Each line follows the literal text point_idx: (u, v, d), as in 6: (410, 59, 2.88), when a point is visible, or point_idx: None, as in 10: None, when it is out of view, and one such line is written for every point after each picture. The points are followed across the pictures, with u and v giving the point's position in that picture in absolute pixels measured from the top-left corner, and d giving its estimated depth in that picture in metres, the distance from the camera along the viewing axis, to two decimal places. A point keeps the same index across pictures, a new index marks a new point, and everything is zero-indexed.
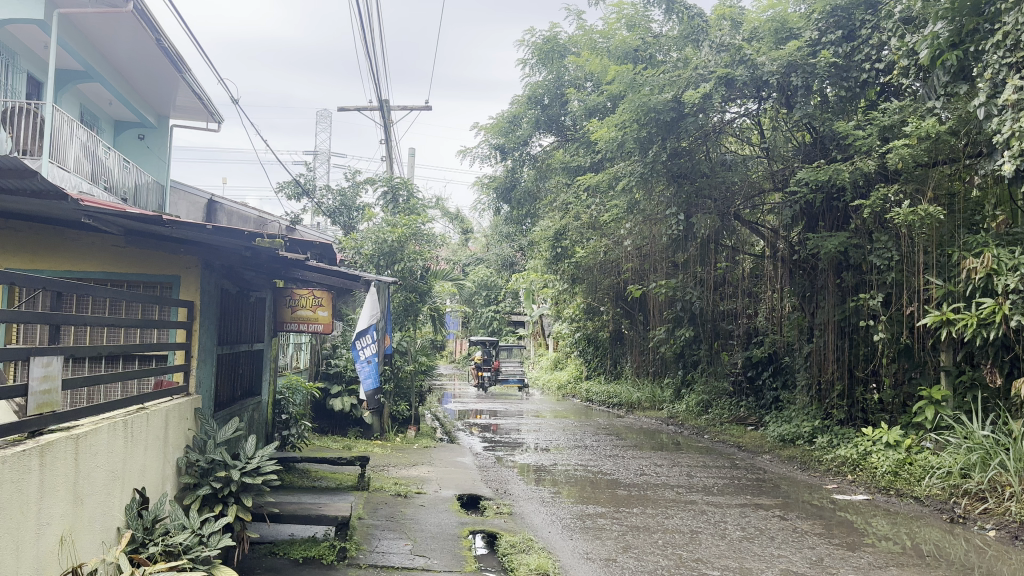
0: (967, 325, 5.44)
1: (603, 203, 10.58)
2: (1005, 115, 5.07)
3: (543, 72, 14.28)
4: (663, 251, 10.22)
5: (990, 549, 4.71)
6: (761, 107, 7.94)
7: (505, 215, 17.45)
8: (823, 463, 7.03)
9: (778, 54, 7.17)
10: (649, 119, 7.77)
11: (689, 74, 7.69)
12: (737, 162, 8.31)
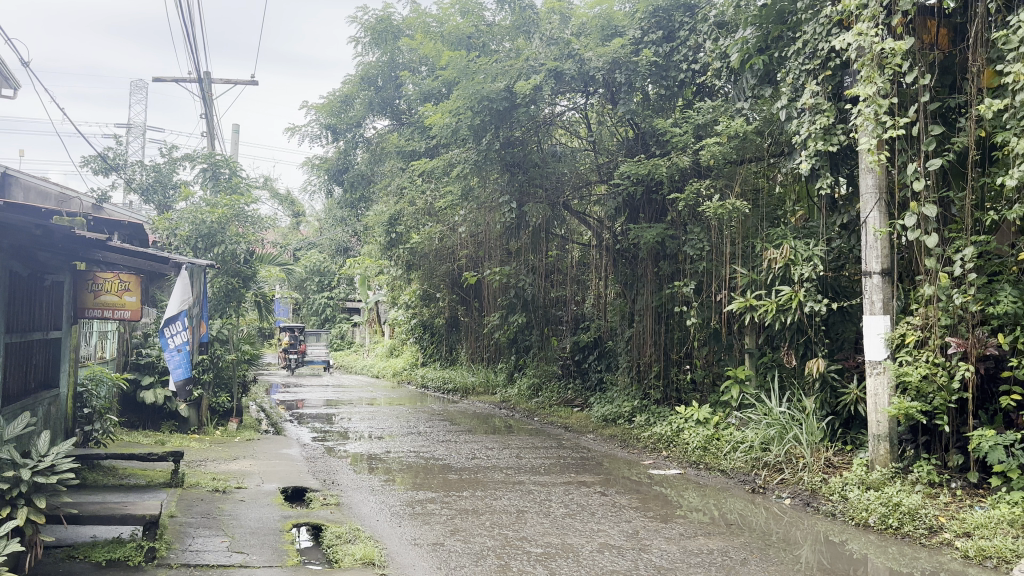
0: (768, 311, 6.15)
1: (438, 188, 11.08)
2: (804, 117, 5.65)
3: (375, 54, 15.19)
4: (498, 238, 10.85)
5: (785, 516, 5.28)
6: (588, 102, 8.50)
7: (337, 199, 17.55)
8: (641, 441, 7.50)
9: (603, 51, 7.66)
10: (480, 106, 7.99)
11: (521, 65, 8.03)
12: (563, 154, 9.10)
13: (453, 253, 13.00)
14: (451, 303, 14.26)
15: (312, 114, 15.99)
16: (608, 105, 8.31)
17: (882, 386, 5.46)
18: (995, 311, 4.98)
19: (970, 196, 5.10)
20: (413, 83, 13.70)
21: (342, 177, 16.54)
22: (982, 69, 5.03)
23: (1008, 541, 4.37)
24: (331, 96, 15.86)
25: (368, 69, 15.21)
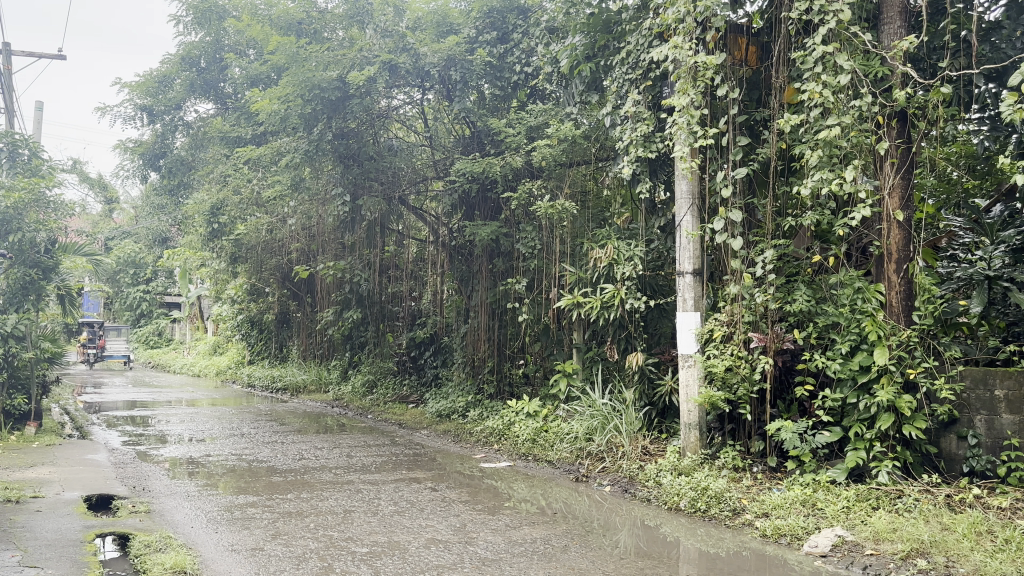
0: (593, 307, 6.48)
1: (268, 177, 10.80)
2: (627, 124, 5.92)
3: (199, 33, 14.57)
4: (333, 233, 10.79)
5: (606, 503, 5.53)
6: (424, 97, 8.68)
7: (155, 185, 16.78)
8: (473, 435, 7.58)
9: (438, 48, 7.77)
10: (310, 94, 8.01)
11: (354, 55, 8.03)
12: (402, 148, 9.00)
13: (285, 245, 12.53)
14: (281, 297, 13.82)
15: (125, 94, 15.16)
16: (445, 101, 8.43)
17: (693, 378, 5.85)
18: (791, 309, 5.48)
19: (771, 203, 5.57)
20: (238, 66, 13.37)
21: (159, 162, 15.90)
22: (784, 86, 5.45)
23: (800, 519, 4.83)
24: (147, 74, 15.06)
25: (190, 49, 14.53)
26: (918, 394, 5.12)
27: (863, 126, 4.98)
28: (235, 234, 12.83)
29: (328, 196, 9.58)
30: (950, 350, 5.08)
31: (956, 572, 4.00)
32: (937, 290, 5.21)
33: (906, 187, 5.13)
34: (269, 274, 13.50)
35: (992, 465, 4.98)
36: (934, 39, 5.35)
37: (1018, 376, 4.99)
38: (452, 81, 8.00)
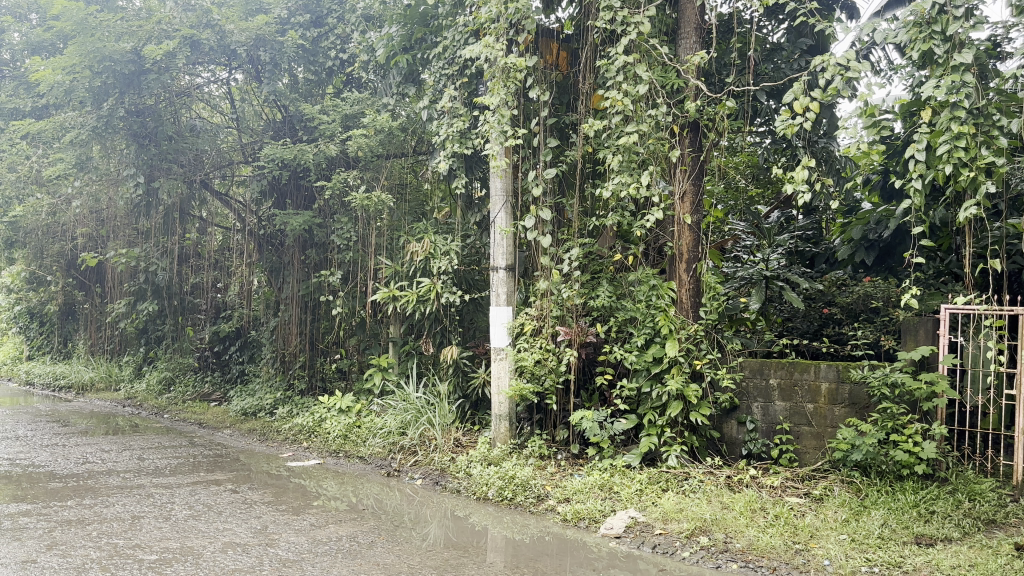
0: (409, 301, 6.42)
1: (53, 154, 9.88)
2: (444, 119, 5.95)
3: None
4: (128, 217, 10.39)
5: (417, 496, 5.51)
6: (231, 77, 8.90)
7: None
8: (281, 433, 7.27)
9: (247, 26, 8.01)
10: (100, 66, 7.81)
11: (152, 27, 7.96)
12: (204, 130, 9.09)
13: (74, 230, 11.71)
14: (66, 287, 12.79)
15: None
16: (253, 83, 8.63)
17: (504, 370, 5.96)
18: (593, 304, 5.79)
19: (578, 203, 5.79)
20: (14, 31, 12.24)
21: None
22: (590, 91, 5.69)
23: (598, 503, 5.06)
24: None
25: None
26: (703, 383, 5.55)
27: (659, 134, 5.32)
28: (11, 216, 11.64)
29: (120, 177, 9.20)
30: (731, 342, 5.60)
31: (733, 547, 4.39)
32: (722, 288, 5.61)
33: (697, 192, 5.61)
34: (52, 261, 12.59)
35: (767, 447, 5.48)
36: (723, 55, 5.77)
37: (787, 366, 5.46)
38: (262, 62, 8.21)
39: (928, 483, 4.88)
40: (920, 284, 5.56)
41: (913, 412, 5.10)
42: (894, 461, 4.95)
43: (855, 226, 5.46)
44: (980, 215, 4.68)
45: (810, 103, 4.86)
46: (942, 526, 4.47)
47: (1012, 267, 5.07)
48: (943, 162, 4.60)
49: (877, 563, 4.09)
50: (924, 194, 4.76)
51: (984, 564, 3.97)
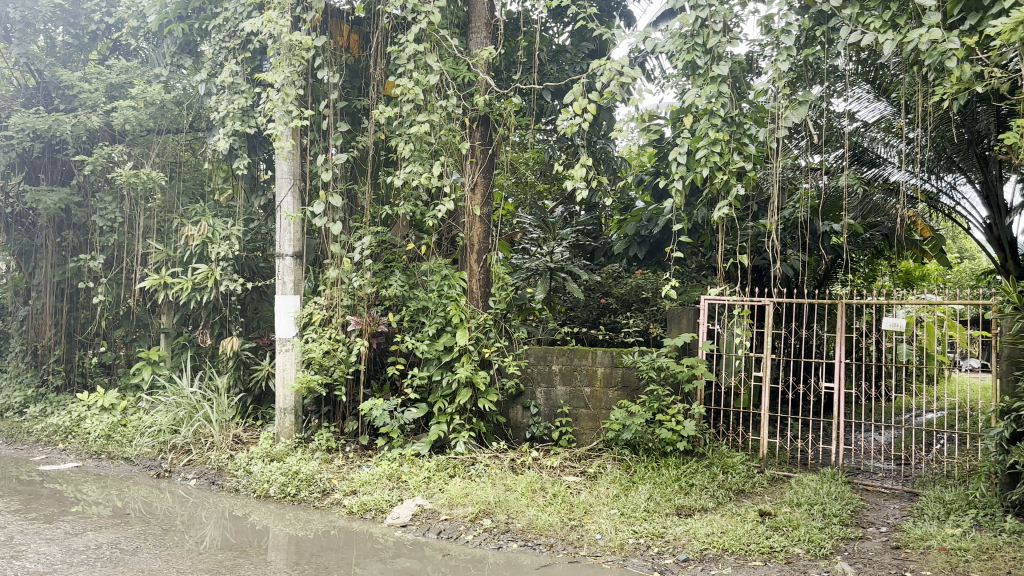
0: (184, 289, 6.07)
1: None
2: (223, 95, 5.64)
3: None
4: None
5: (190, 497, 5.15)
6: None
7: None
8: (31, 435, 6.53)
9: None
10: None
11: None
12: None
13: None
14: None
15: None
16: None
17: (290, 362, 5.61)
18: (385, 294, 5.61)
19: (370, 190, 5.68)
20: None
21: None
22: (383, 78, 5.58)
23: (384, 493, 5.00)
24: None
25: None
26: (490, 370, 5.66)
27: (452, 125, 5.33)
28: None
29: None
30: (517, 331, 5.78)
31: (513, 527, 4.53)
32: (509, 278, 5.81)
33: (487, 185, 5.75)
34: None
35: (548, 430, 5.72)
36: (512, 52, 5.94)
37: (568, 353, 5.73)
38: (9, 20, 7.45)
39: (689, 459, 5.34)
40: (681, 277, 6.05)
41: (676, 393, 5.59)
42: (659, 439, 5.36)
43: (630, 223, 5.95)
44: (732, 215, 5.15)
45: (587, 105, 5.12)
46: (699, 497, 4.91)
47: (758, 263, 5.66)
48: (702, 164, 4.89)
49: (644, 535, 4.41)
50: (686, 193, 5.14)
51: (733, 531, 4.46)
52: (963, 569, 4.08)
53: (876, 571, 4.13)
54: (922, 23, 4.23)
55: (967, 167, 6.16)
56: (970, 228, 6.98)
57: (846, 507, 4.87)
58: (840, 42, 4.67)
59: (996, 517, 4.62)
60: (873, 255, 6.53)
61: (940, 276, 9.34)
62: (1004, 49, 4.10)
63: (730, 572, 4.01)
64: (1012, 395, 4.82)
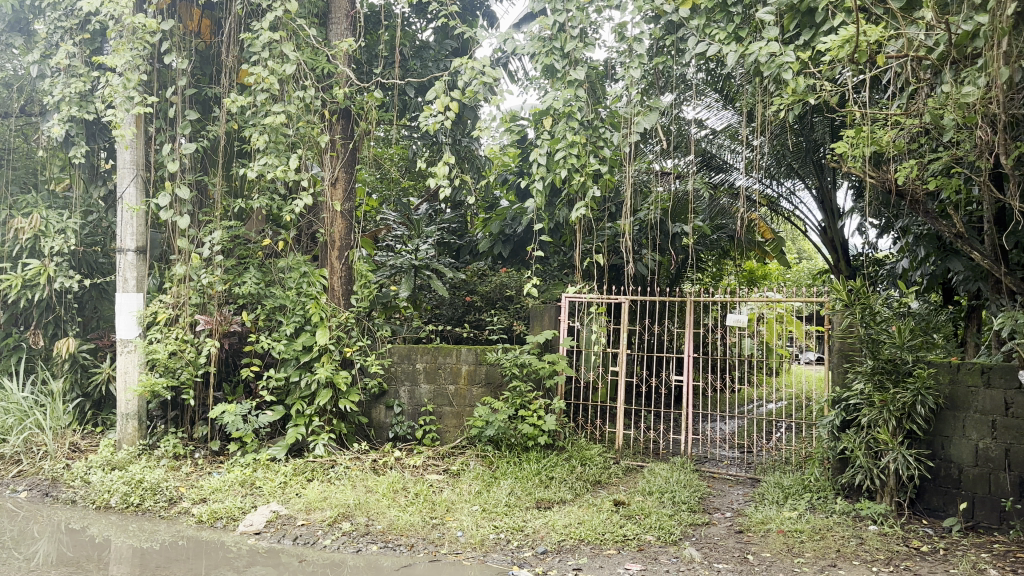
0: (12, 286, 5.58)
1: None
2: (58, 78, 5.30)
3: None
4: None
5: (19, 511, 4.73)
6: None
7: None
8: None
9: None
10: None
11: None
12: None
13: None
14: None
15: None
16: None
17: (132, 364, 5.29)
18: (239, 291, 5.38)
19: (221, 183, 5.43)
20: None
21: None
22: (236, 66, 5.34)
23: (237, 500, 4.77)
24: None
25: None
26: (351, 370, 5.54)
27: (310, 117, 5.19)
28: None
29: None
30: (380, 330, 5.71)
31: (374, 529, 4.45)
32: (374, 275, 5.78)
33: (348, 180, 5.58)
34: None
35: (412, 429, 5.65)
36: (374, 44, 5.87)
37: (432, 351, 5.70)
38: None
39: (549, 452, 5.45)
40: (542, 275, 6.16)
41: (538, 389, 5.69)
42: (521, 435, 5.43)
43: (494, 221, 6.07)
44: (589, 216, 5.27)
45: (450, 103, 5.07)
46: (558, 490, 5.01)
47: (614, 261, 5.83)
48: (560, 166, 4.99)
49: (505, 530, 4.45)
50: (546, 193, 5.22)
51: (589, 521, 4.57)
52: (798, 549, 4.37)
53: (721, 555, 4.34)
54: (763, 35, 4.41)
55: (803, 175, 6.56)
56: (806, 229, 7.46)
57: (694, 494, 5.11)
58: (688, 51, 4.79)
59: (828, 499, 4.93)
60: (721, 255, 6.86)
61: (781, 274, 9.98)
62: (834, 65, 4.35)
63: (585, 561, 4.11)
64: (843, 385, 5.16)
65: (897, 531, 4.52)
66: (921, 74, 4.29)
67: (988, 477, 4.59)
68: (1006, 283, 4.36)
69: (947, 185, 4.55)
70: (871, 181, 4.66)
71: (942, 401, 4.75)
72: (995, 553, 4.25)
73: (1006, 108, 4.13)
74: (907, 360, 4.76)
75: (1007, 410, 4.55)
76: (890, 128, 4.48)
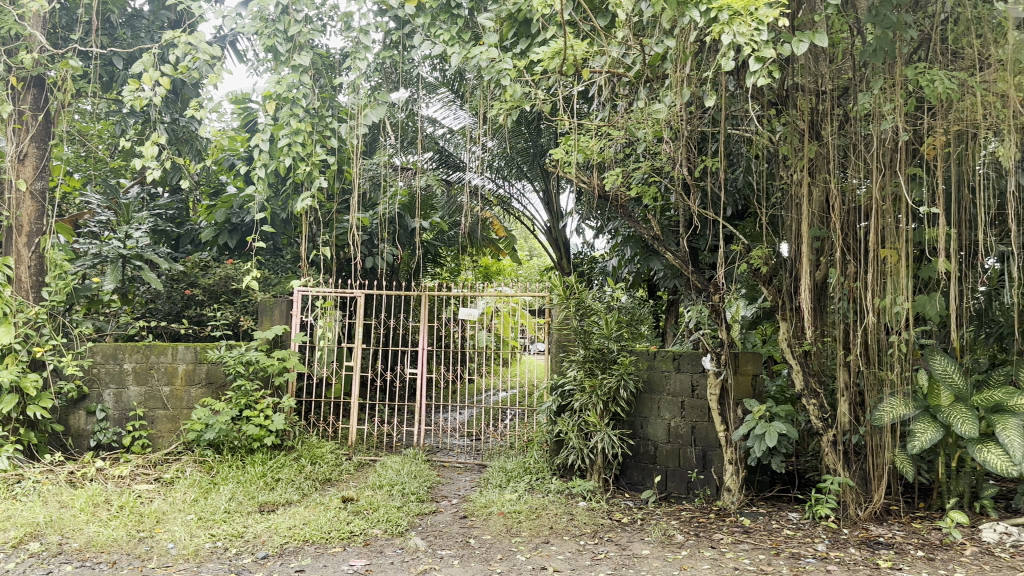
0: None
1: None
2: None
3: None
4: None
5: None
6: None
7: None
8: None
9: None
10: None
11: None
12: None
13: None
14: None
15: None
16: None
17: None
18: None
19: None
20: None
21: None
22: None
23: None
24: None
25: None
26: (44, 372, 4.95)
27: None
28: None
29: None
30: (80, 326, 5.16)
31: (68, 548, 3.97)
32: (70, 265, 5.17)
33: (41, 156, 5.03)
34: None
35: (118, 436, 5.19)
36: (74, 9, 5.33)
37: (143, 350, 5.29)
38: None
39: (276, 453, 5.27)
40: (268, 268, 6.22)
41: (265, 388, 5.51)
42: (246, 436, 5.20)
43: (220, 210, 5.95)
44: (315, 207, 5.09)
45: (160, 78, 4.72)
46: (284, 491, 4.83)
47: (345, 256, 5.80)
48: (284, 154, 4.82)
49: (222, 537, 4.18)
50: (269, 181, 5.02)
51: (315, 521, 4.45)
52: (516, 529, 4.56)
53: (444, 541, 4.41)
54: (484, 42, 4.37)
55: (530, 177, 6.98)
56: (534, 227, 7.95)
57: (422, 485, 5.17)
58: (415, 50, 4.73)
59: (544, 480, 5.24)
60: (457, 252, 7.13)
61: (514, 270, 10.59)
62: (546, 75, 4.52)
63: (307, 561, 3.96)
64: (559, 372, 5.54)
65: (602, 505, 4.89)
66: (620, 90, 4.68)
67: (678, 452, 5.11)
68: (693, 282, 4.82)
69: (646, 192, 4.99)
70: (586, 187, 4.91)
71: (640, 385, 5.23)
72: (683, 519, 4.71)
73: (691, 124, 4.57)
74: (612, 349, 5.22)
75: (693, 391, 5.10)
76: (597, 138, 4.78)
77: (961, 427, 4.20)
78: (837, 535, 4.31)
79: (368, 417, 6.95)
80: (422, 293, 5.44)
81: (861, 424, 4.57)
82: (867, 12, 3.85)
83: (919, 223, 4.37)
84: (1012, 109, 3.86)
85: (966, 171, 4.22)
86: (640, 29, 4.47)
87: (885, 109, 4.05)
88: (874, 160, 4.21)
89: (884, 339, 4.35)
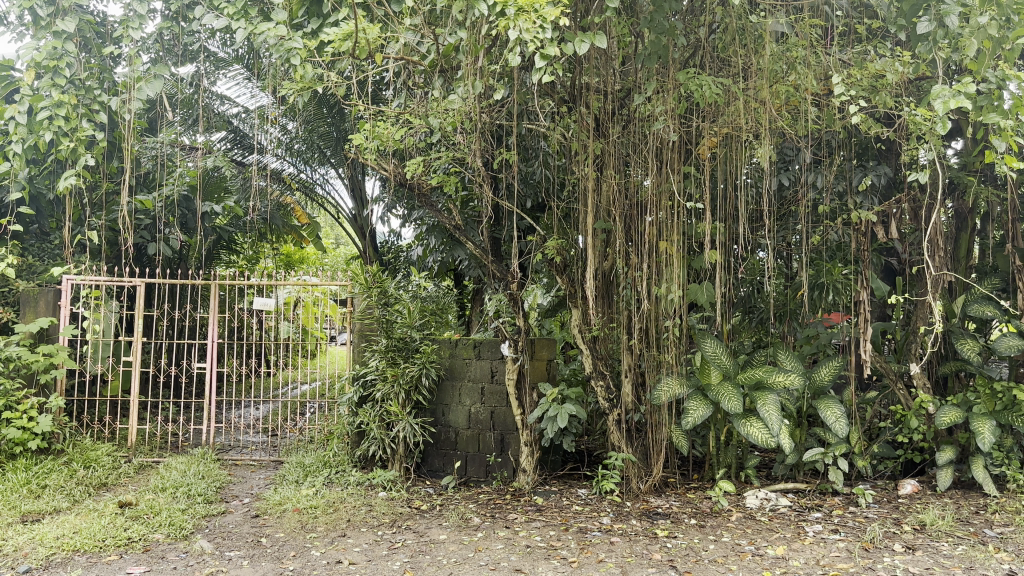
0: None
1: None
2: None
3: None
4: None
5: None
6: None
7: None
8: None
9: None
10: None
11: None
12: None
13: None
14: None
15: None
16: None
17: None
18: None
19: None
20: None
21: None
22: None
23: None
24: None
25: None
26: None
27: None
28: None
29: None
30: None
31: None
32: None
33: None
34: None
35: None
36: None
37: None
38: None
39: (42, 458, 4.86)
40: (33, 254, 5.99)
41: (28, 386, 5.08)
42: (6, 441, 4.75)
43: None
44: (80, 185, 4.80)
45: None
46: (51, 499, 4.41)
47: (124, 244, 5.44)
48: (44, 127, 4.52)
49: None
50: (29, 158, 4.77)
51: (87, 529, 4.06)
52: (311, 524, 4.39)
53: (232, 542, 4.15)
54: (271, 19, 4.07)
55: (333, 163, 7.15)
56: (339, 214, 8.13)
57: (211, 485, 4.91)
58: (197, 23, 4.49)
59: (344, 472, 5.15)
60: (256, 238, 7.15)
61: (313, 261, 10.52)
62: (339, 58, 4.35)
63: (77, 572, 3.59)
64: (361, 362, 5.44)
65: (402, 494, 4.86)
66: (415, 80, 4.67)
67: (477, 437, 5.22)
68: (492, 271, 4.88)
69: (447, 183, 4.93)
70: (386, 174, 4.80)
71: (441, 372, 5.29)
72: (480, 502, 4.80)
73: (487, 116, 4.62)
74: (415, 338, 5.23)
75: (492, 377, 5.22)
76: (395, 126, 4.71)
77: (728, 404, 4.57)
78: (620, 508, 4.57)
79: (151, 415, 6.57)
80: (209, 281, 5.10)
81: (642, 403, 4.88)
82: (644, 16, 4.04)
83: (693, 218, 4.70)
84: (768, 115, 4.23)
85: (732, 170, 4.57)
86: (435, 19, 4.42)
87: (659, 110, 4.30)
88: (653, 158, 4.47)
89: (661, 325, 4.65)
